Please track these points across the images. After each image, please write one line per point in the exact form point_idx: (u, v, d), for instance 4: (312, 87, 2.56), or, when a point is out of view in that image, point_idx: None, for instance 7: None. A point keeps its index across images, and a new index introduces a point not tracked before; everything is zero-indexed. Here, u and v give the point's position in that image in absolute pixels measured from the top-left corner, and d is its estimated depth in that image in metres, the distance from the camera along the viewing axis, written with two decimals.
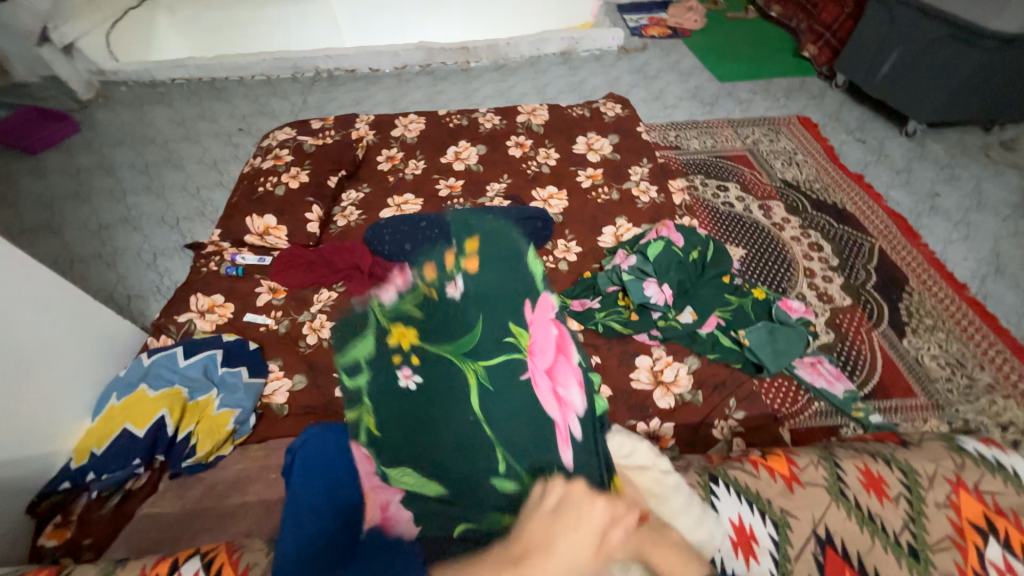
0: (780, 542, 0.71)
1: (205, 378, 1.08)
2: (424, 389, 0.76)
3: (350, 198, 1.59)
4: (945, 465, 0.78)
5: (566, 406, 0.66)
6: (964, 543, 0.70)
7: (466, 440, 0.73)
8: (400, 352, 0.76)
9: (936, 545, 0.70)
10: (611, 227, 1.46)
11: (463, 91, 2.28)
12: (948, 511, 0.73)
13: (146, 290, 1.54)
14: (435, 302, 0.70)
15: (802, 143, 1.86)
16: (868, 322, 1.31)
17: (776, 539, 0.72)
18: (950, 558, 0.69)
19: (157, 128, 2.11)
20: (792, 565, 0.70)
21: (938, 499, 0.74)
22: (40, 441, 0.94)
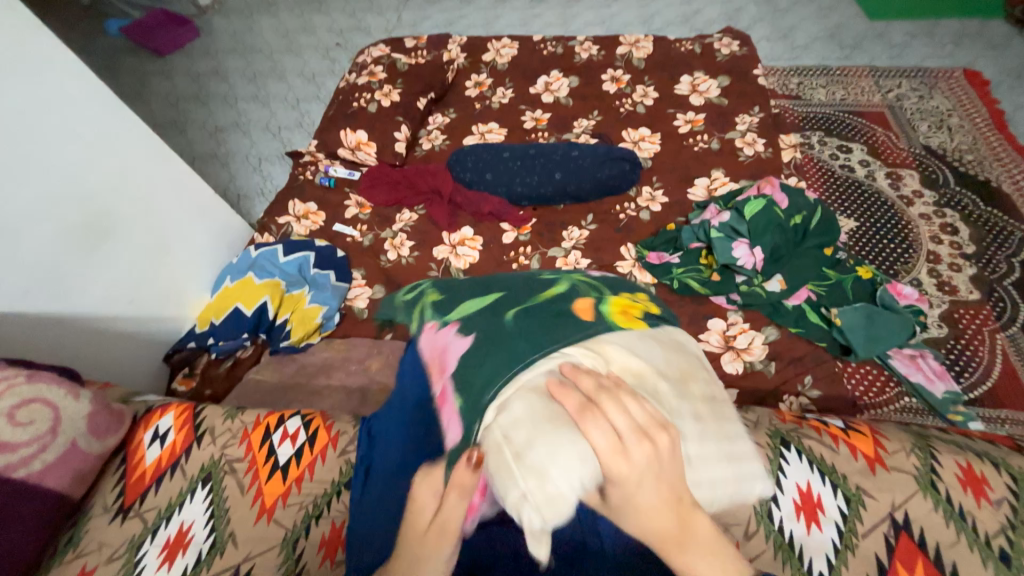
0: (849, 517, 0.69)
1: (299, 276, 1.21)
2: (481, 271, 0.79)
3: (436, 122, 1.59)
4: None
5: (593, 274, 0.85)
6: None
7: (537, 285, 0.69)
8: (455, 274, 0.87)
9: None
10: (704, 179, 1.35)
11: (561, 17, 2.11)
12: None
13: (252, 191, 1.70)
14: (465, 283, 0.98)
15: (962, 104, 1.54)
16: (994, 322, 1.14)
17: (845, 512, 0.70)
18: None
19: (264, 38, 2.20)
20: (858, 540, 0.68)
21: None
22: (173, 306, 1.11)
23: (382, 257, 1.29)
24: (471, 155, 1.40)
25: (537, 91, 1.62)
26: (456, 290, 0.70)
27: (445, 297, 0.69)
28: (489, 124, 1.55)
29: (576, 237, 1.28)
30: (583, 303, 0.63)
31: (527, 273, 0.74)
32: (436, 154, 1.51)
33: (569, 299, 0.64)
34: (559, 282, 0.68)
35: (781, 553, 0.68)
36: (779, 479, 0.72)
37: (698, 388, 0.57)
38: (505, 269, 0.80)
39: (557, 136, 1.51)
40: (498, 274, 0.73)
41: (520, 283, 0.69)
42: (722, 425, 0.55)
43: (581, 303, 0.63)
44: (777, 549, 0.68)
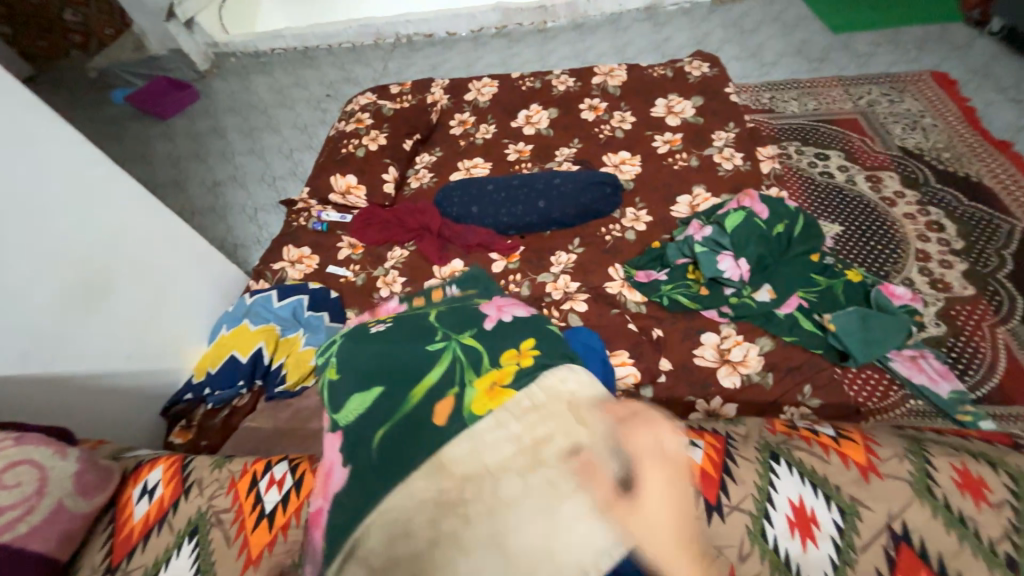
0: (845, 530, 0.67)
1: (293, 319, 1.23)
2: (388, 329, 0.83)
3: (423, 161, 1.65)
4: None
5: (504, 310, 0.86)
6: None
7: (416, 372, 0.74)
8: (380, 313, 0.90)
9: None
10: (687, 196, 1.37)
11: (538, 53, 2.21)
12: None
13: (249, 240, 1.75)
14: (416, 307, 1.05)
15: (933, 105, 1.57)
16: (993, 316, 1.12)
17: (840, 526, 0.67)
18: None
19: (259, 95, 2.32)
20: (857, 555, 0.66)
21: None
22: (171, 359, 1.13)
23: (375, 295, 1.31)
24: (457, 190, 1.44)
25: (518, 125, 1.68)
26: (349, 381, 0.75)
27: (340, 389, 0.76)
28: (474, 159, 1.61)
29: (563, 262, 1.30)
30: (444, 404, 0.69)
31: (419, 344, 0.78)
32: (424, 191, 1.55)
33: (438, 392, 0.71)
34: (438, 363, 0.75)
35: (776, 573, 0.66)
36: (770, 494, 0.71)
37: (562, 446, 0.62)
38: (412, 320, 0.84)
39: (540, 166, 1.55)
40: (393, 349, 0.78)
41: (405, 368, 0.74)
42: (584, 482, 0.60)
43: (443, 408, 0.69)
44: (773, 569, 0.66)
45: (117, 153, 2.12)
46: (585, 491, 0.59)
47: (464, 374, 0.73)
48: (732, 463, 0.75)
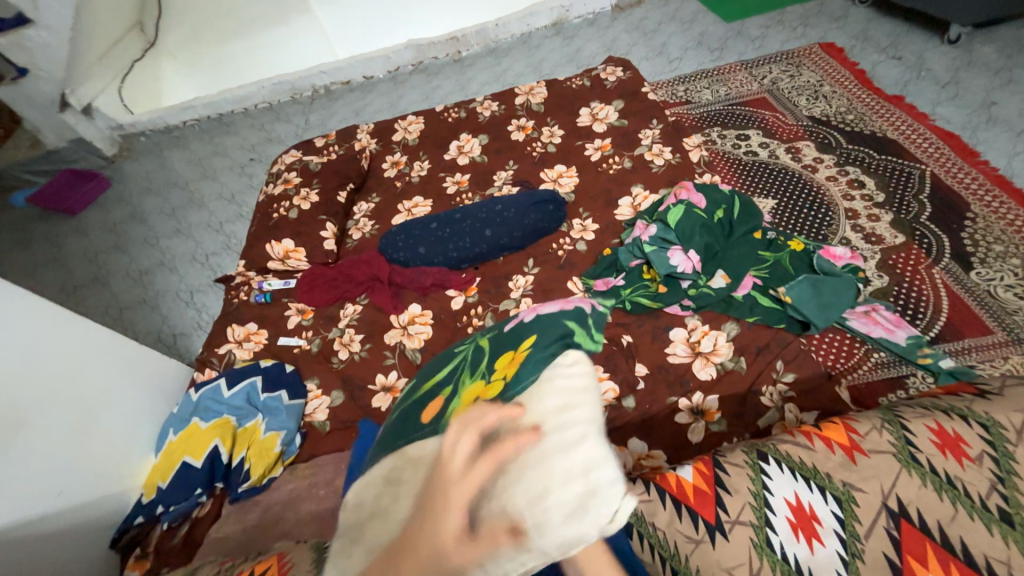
0: (846, 520, 0.68)
1: (249, 406, 1.14)
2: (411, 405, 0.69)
3: (361, 209, 1.60)
4: None
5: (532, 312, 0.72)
6: None
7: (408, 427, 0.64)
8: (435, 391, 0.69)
9: None
10: (628, 197, 1.39)
11: (458, 83, 2.23)
12: None
13: (188, 326, 1.63)
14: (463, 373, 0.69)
15: (829, 74, 1.69)
16: (927, 259, 1.19)
17: (841, 516, 0.68)
18: None
19: (176, 171, 2.21)
20: (863, 543, 0.66)
21: None
22: (115, 480, 1.00)
23: (334, 359, 1.24)
24: (400, 234, 1.40)
25: (451, 157, 1.66)
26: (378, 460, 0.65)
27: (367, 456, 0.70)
28: (413, 198, 1.57)
29: (522, 285, 1.27)
30: (433, 404, 0.65)
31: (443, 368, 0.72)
32: (367, 241, 1.50)
33: (433, 394, 0.68)
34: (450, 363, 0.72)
35: None
36: (767, 498, 0.71)
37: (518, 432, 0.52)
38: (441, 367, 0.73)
39: (480, 193, 1.54)
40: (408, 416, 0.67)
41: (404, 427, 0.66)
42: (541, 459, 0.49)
43: (434, 403, 0.66)
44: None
45: (24, 260, 1.94)
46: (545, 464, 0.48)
47: (463, 378, 0.67)
48: (724, 473, 0.76)
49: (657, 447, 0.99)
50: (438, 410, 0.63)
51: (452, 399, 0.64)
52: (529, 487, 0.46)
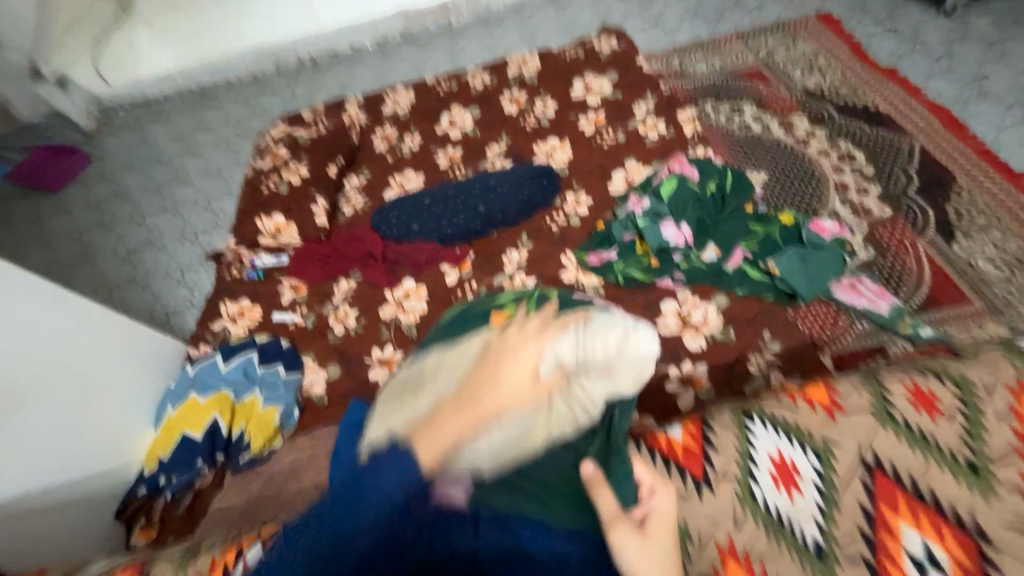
0: (824, 473, 0.72)
1: (246, 380, 1.15)
2: (478, 320, 0.99)
3: (352, 184, 1.57)
4: (1005, 373, 0.76)
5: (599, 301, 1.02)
6: None
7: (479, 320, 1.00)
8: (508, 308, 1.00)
9: (999, 459, 0.69)
10: (621, 171, 1.39)
11: (449, 54, 2.17)
12: (1010, 422, 0.72)
13: (181, 304, 1.62)
14: (521, 303, 1.01)
15: (824, 45, 1.67)
16: (912, 232, 1.21)
17: (820, 469, 0.73)
18: (1015, 471, 0.68)
19: (159, 146, 2.14)
20: (839, 492, 0.71)
21: (999, 411, 0.73)
22: (116, 454, 1.01)
23: (329, 334, 1.25)
24: (393, 209, 1.39)
25: (443, 130, 1.64)
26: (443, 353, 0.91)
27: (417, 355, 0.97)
28: (405, 173, 1.55)
29: (516, 260, 1.28)
30: (500, 315, 0.98)
31: (507, 297, 1.04)
32: (359, 216, 1.48)
33: (500, 309, 1.01)
34: (512, 303, 1.02)
35: (772, 529, 0.70)
36: (752, 454, 0.75)
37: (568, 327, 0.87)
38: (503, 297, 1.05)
39: (473, 167, 1.52)
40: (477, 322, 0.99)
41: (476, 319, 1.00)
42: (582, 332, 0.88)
43: (502, 313, 0.99)
44: (768, 528, 0.70)
45: (5, 239, 1.89)
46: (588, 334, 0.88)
47: (526, 305, 1.00)
48: (711, 433, 0.79)
49: (647, 416, 1.01)
50: (508, 313, 0.98)
51: (517, 309, 1.00)
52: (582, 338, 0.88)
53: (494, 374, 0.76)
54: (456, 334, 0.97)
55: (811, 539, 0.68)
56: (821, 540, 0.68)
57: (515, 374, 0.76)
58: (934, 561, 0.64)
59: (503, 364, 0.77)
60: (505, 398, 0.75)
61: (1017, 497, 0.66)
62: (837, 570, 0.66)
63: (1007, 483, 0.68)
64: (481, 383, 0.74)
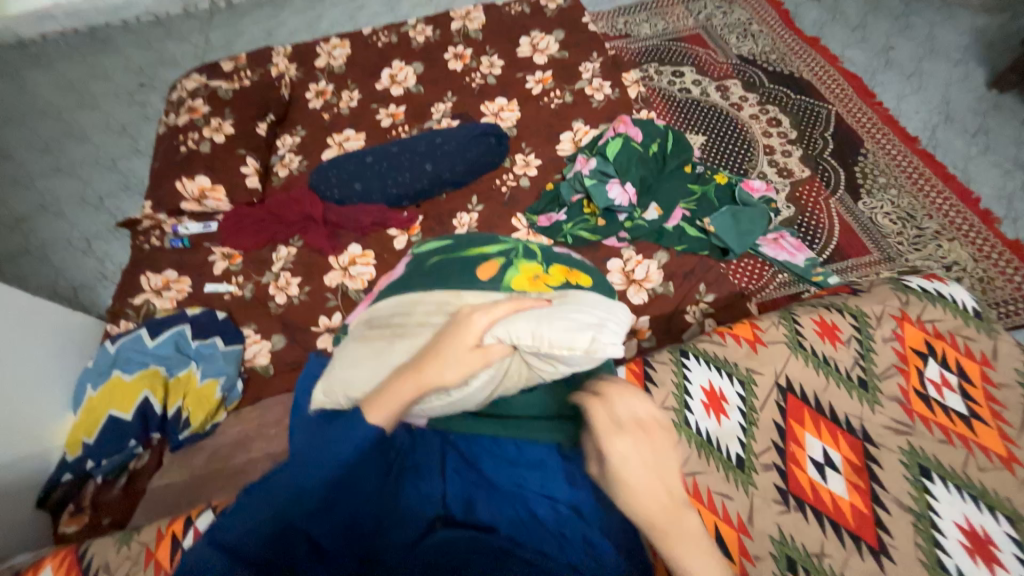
0: (746, 397, 0.81)
1: (179, 355, 1.07)
2: (461, 262, 0.87)
3: (285, 144, 1.45)
4: (891, 305, 0.87)
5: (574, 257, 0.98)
6: (907, 367, 0.82)
7: (463, 266, 0.86)
8: (497, 256, 0.87)
9: (883, 374, 0.81)
10: (569, 132, 1.39)
11: (386, 3, 2.02)
12: (893, 343, 0.84)
13: (91, 278, 1.45)
14: (508, 254, 0.88)
15: (757, 12, 1.74)
16: (826, 191, 1.34)
17: (743, 395, 0.82)
18: (896, 383, 0.81)
19: (44, 97, 1.84)
20: (758, 413, 0.80)
21: (886, 335, 0.85)
22: (28, 442, 0.92)
23: (270, 303, 1.18)
24: (333, 169, 1.31)
25: (383, 86, 1.54)
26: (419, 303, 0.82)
27: (392, 290, 0.89)
28: (343, 131, 1.45)
29: (466, 222, 1.27)
30: (489, 265, 0.85)
31: (493, 244, 0.91)
32: (296, 178, 1.38)
33: (485, 256, 0.87)
34: (499, 250, 0.88)
35: (703, 450, 0.77)
36: (687, 386, 0.82)
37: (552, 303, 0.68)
38: (487, 242, 0.93)
39: (418, 126, 1.46)
40: (458, 267, 0.86)
41: (458, 264, 0.87)
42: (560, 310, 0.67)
43: (490, 262, 0.85)
44: (699, 448, 0.77)
45: None
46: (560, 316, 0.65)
47: (517, 258, 0.87)
48: (652, 369, 0.85)
49: None
50: (496, 274, 0.83)
51: (508, 269, 0.84)
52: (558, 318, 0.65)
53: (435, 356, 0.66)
54: (436, 278, 0.85)
55: (734, 454, 0.77)
56: (743, 454, 0.77)
57: (451, 361, 0.65)
58: (830, 462, 0.76)
59: (445, 346, 0.65)
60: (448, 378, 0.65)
61: (896, 406, 0.79)
62: (755, 478, 0.75)
63: (889, 394, 0.80)
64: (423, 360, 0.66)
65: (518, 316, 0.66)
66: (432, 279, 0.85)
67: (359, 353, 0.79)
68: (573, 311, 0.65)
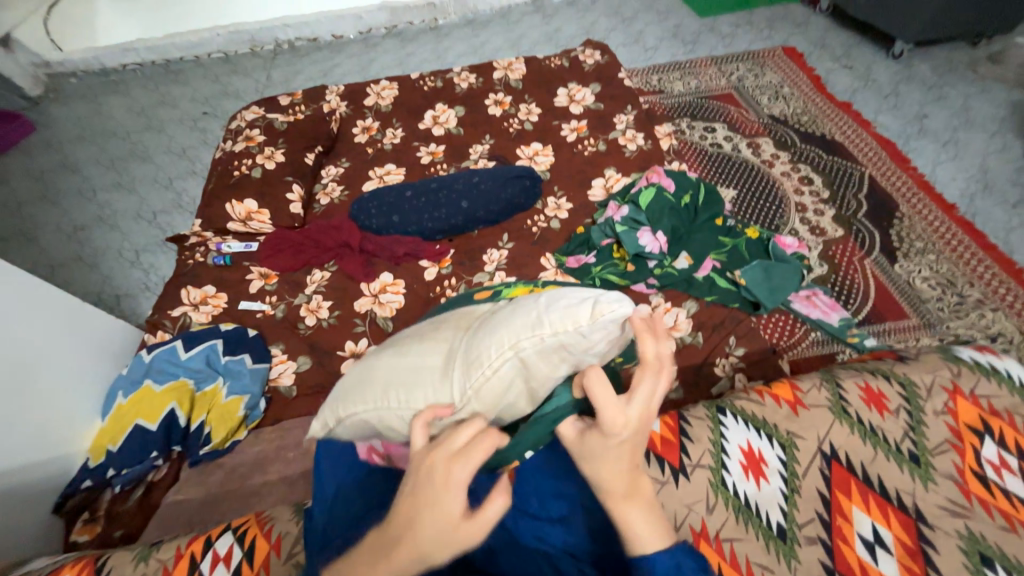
0: (787, 462, 0.78)
1: (209, 369, 1.09)
2: (463, 295, 0.90)
3: (330, 174, 1.54)
4: (942, 375, 0.84)
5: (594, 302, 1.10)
6: (962, 445, 0.78)
7: (462, 296, 0.88)
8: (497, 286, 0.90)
9: (936, 450, 0.77)
10: (600, 179, 1.43)
11: (434, 52, 2.17)
12: (946, 417, 0.80)
13: (134, 288, 1.52)
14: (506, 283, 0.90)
15: (789, 76, 1.80)
16: (860, 251, 1.33)
17: (784, 459, 0.78)
18: (950, 460, 0.76)
19: (116, 119, 2.00)
20: (800, 480, 0.76)
21: (937, 408, 0.81)
22: (56, 444, 0.94)
23: (300, 325, 1.21)
24: (372, 200, 1.37)
25: (426, 126, 1.63)
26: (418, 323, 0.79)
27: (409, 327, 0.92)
28: (385, 166, 1.53)
29: (496, 259, 1.29)
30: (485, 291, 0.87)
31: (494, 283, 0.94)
32: (337, 206, 1.45)
33: (486, 288, 0.90)
34: (498, 283, 0.92)
35: (741, 515, 0.73)
36: (724, 445, 0.79)
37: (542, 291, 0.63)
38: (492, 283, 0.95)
39: (456, 165, 1.52)
40: (459, 298, 0.89)
41: (458, 297, 0.89)
42: (551, 294, 0.61)
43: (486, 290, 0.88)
44: (736, 512, 0.73)
45: None
46: (554, 298, 0.59)
47: (515, 284, 0.89)
48: (687, 424, 0.82)
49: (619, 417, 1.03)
50: (492, 292, 0.85)
51: (506, 290, 0.84)
52: (552, 299, 0.59)
53: (408, 522, 0.45)
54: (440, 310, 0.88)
55: (775, 523, 0.73)
56: (784, 524, 0.73)
57: (432, 527, 0.44)
58: (880, 542, 0.70)
59: (420, 503, 0.45)
60: (430, 552, 0.44)
61: (951, 485, 0.74)
62: (798, 552, 0.71)
63: (943, 472, 0.76)
64: (395, 530, 0.45)
65: (512, 312, 0.61)
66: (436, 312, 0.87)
67: (356, 375, 0.72)
68: (565, 292, 0.60)
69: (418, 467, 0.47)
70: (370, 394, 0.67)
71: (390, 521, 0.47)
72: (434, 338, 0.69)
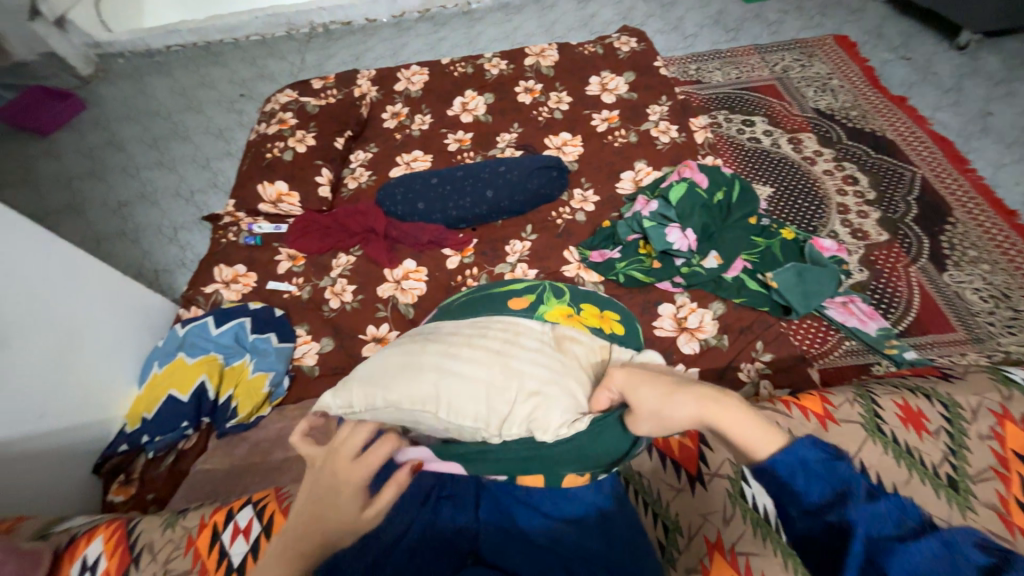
0: None
1: (237, 345, 1.13)
2: (490, 295, 0.90)
3: (358, 158, 1.54)
4: (991, 398, 0.79)
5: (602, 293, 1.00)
6: (1008, 473, 0.73)
7: (493, 300, 0.88)
8: (528, 294, 0.89)
9: (978, 476, 0.73)
10: (630, 172, 1.39)
11: (466, 37, 2.14)
12: (991, 442, 0.75)
13: (171, 264, 1.59)
14: (535, 290, 0.91)
15: (839, 67, 1.69)
16: (905, 258, 1.25)
17: None
18: (992, 488, 0.72)
19: (159, 100, 2.08)
20: None
21: (982, 432, 0.76)
22: (96, 409, 1.00)
23: (325, 308, 1.23)
24: (399, 186, 1.37)
25: (455, 113, 1.62)
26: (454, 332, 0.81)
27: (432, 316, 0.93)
28: (412, 152, 1.53)
29: (519, 250, 1.28)
30: (520, 297, 0.88)
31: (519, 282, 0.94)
32: (363, 191, 1.46)
33: (517, 291, 0.89)
34: (523, 284, 0.92)
35: (759, 529, 0.70)
36: None
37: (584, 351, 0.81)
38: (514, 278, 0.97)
39: (483, 153, 1.51)
40: (489, 298, 0.89)
41: (488, 296, 0.89)
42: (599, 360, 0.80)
43: (521, 297, 0.88)
44: (755, 526, 0.71)
45: None
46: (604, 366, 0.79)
47: (546, 294, 0.89)
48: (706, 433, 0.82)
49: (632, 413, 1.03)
50: (528, 303, 0.87)
51: (539, 304, 0.87)
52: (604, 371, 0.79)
53: (312, 515, 0.60)
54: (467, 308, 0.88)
55: None
56: None
57: (338, 510, 0.61)
58: None
59: (330, 493, 0.62)
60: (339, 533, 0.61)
61: (991, 515, 0.70)
62: None
63: (984, 500, 0.72)
64: (302, 524, 0.59)
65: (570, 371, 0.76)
66: (463, 310, 0.88)
67: (399, 375, 0.76)
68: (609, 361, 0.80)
69: (325, 469, 0.65)
70: (417, 391, 0.74)
71: (298, 516, 0.60)
72: (490, 357, 0.76)
